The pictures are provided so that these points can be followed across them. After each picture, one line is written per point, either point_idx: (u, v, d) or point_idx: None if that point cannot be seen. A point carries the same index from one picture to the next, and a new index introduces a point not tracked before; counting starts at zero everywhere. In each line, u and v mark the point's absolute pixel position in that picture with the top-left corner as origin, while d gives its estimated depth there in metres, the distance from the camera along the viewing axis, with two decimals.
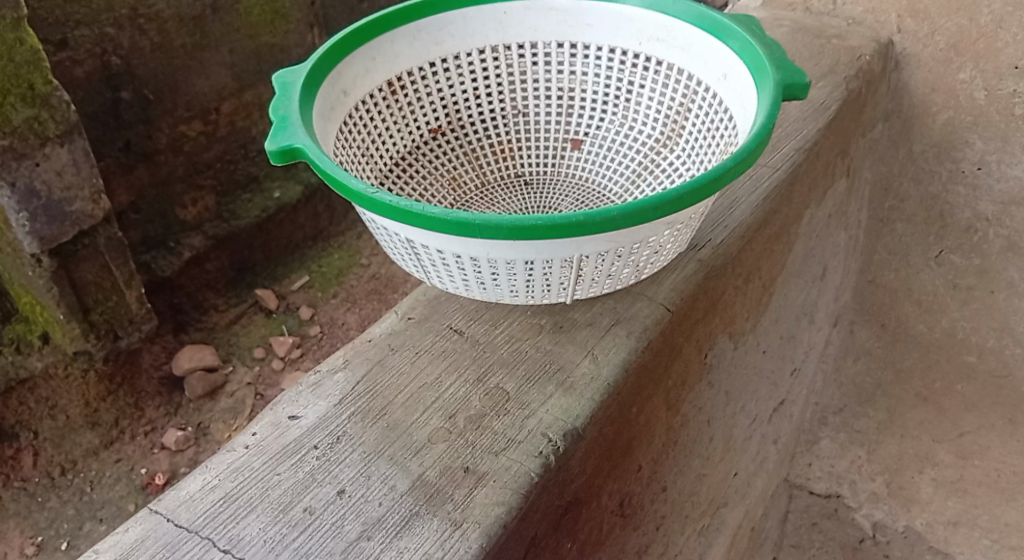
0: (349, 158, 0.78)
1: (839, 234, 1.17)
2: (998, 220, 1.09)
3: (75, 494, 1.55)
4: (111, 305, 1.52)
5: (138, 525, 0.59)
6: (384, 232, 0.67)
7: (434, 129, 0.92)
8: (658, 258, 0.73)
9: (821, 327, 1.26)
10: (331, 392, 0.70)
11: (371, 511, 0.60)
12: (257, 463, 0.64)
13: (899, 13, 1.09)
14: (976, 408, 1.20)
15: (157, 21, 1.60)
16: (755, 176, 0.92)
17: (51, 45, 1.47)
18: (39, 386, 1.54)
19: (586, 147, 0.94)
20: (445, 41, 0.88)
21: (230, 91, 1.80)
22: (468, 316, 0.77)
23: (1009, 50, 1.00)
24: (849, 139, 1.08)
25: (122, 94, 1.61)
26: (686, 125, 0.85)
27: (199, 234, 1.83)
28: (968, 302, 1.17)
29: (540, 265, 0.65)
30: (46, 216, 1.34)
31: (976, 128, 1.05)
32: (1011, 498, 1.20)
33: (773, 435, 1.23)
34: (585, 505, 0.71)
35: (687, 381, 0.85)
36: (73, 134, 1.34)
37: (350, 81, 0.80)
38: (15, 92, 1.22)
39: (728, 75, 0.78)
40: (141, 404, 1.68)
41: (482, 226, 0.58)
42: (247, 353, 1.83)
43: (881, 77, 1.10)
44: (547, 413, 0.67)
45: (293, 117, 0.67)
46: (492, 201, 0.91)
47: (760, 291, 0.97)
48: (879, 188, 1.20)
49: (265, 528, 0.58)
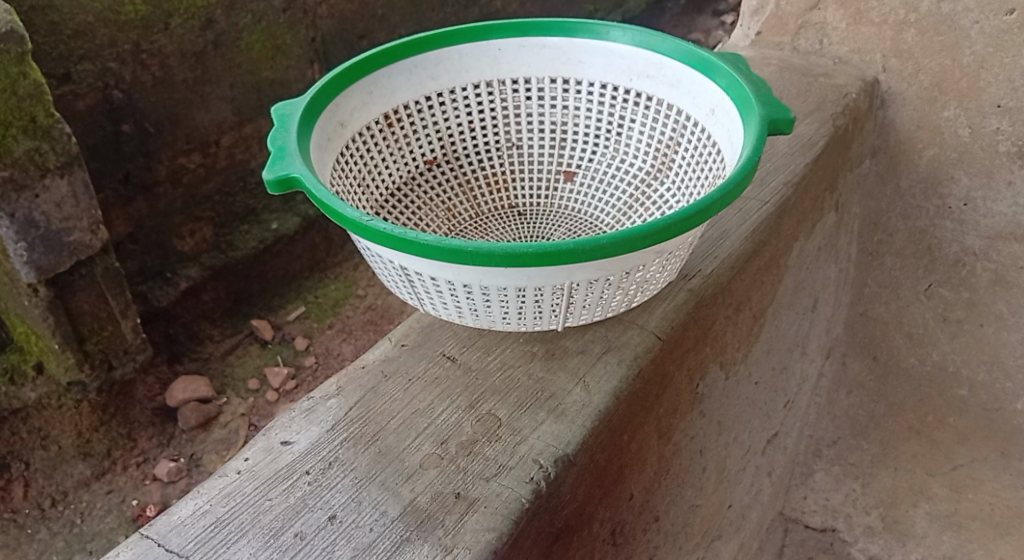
0: (345, 188, 0.80)
1: (830, 267, 1.19)
2: (986, 254, 1.11)
3: (64, 526, 1.53)
4: (106, 336, 1.53)
5: (129, 550, 0.59)
6: (379, 259, 0.68)
7: (429, 161, 0.94)
8: (648, 287, 0.74)
9: (813, 359, 1.27)
10: (324, 417, 0.70)
11: (362, 537, 0.60)
12: (248, 488, 0.64)
13: (883, 53, 1.12)
14: (968, 441, 1.20)
15: (159, 56, 1.63)
16: (745, 209, 0.94)
17: (54, 79, 1.49)
18: (32, 416, 1.53)
19: (579, 179, 0.95)
20: (441, 76, 0.90)
21: (230, 124, 1.83)
22: (461, 343, 0.78)
23: (991, 90, 1.02)
24: (837, 173, 1.11)
25: (123, 128, 1.64)
26: (675, 158, 0.87)
27: (196, 265, 1.84)
28: (958, 335, 1.18)
29: (532, 292, 0.66)
30: (45, 246, 1.35)
31: (962, 165, 1.08)
32: (1007, 532, 1.20)
33: (767, 467, 1.23)
34: (576, 532, 0.71)
35: (679, 409, 0.86)
36: (73, 165, 1.36)
37: (348, 114, 0.82)
38: (16, 124, 1.24)
39: (715, 110, 0.80)
40: (133, 434, 1.68)
41: (474, 254, 0.59)
42: (241, 384, 1.83)
43: (868, 115, 1.12)
44: (538, 439, 0.67)
45: (290, 147, 0.68)
46: (486, 231, 0.93)
47: (751, 321, 0.98)
48: (868, 222, 1.22)
49: (255, 554, 0.58)
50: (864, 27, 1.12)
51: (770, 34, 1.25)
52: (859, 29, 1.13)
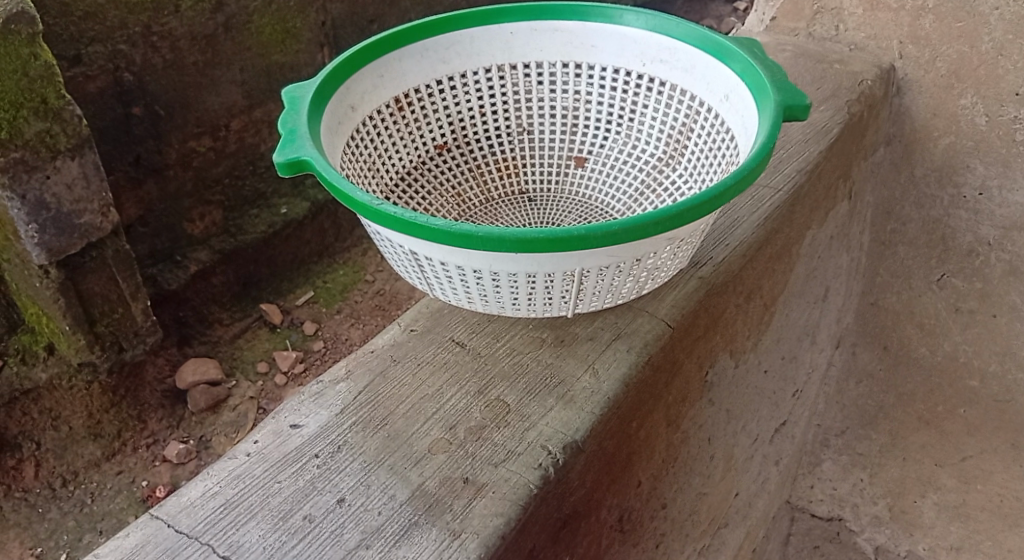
0: (355, 171, 0.80)
1: (841, 256, 1.18)
2: (1000, 244, 1.10)
3: (75, 506, 1.55)
4: (117, 318, 1.54)
5: (139, 530, 0.59)
6: (389, 244, 0.68)
7: (439, 145, 0.93)
8: (659, 274, 0.73)
9: (823, 348, 1.26)
10: (333, 401, 0.71)
11: (370, 520, 0.60)
12: (258, 471, 0.64)
13: (900, 40, 1.10)
14: (978, 432, 1.20)
15: (170, 39, 1.63)
16: (757, 196, 0.93)
17: (65, 61, 1.49)
18: (43, 397, 1.54)
19: (590, 165, 0.95)
20: (452, 60, 0.90)
21: (240, 108, 1.82)
22: (470, 328, 0.78)
23: (1010, 77, 1.00)
24: (851, 161, 1.09)
25: (133, 110, 1.63)
26: (688, 145, 0.86)
27: (206, 248, 1.85)
28: (970, 326, 1.17)
29: (542, 279, 0.66)
30: (56, 228, 1.35)
31: (977, 153, 1.06)
32: (1015, 524, 1.19)
33: (775, 456, 1.23)
34: (584, 518, 0.71)
35: (687, 398, 0.86)
36: (84, 147, 1.36)
37: (359, 97, 0.82)
38: (28, 106, 1.25)
39: (729, 96, 0.79)
40: (143, 416, 1.69)
41: (485, 239, 0.58)
42: (250, 367, 1.84)
43: (883, 102, 1.11)
44: (547, 425, 0.67)
45: (301, 130, 0.68)
46: (496, 216, 0.92)
47: (761, 310, 0.98)
48: (881, 211, 1.21)
49: (264, 535, 0.59)
50: (881, 13, 1.11)
51: (785, 20, 1.24)
52: (876, 14, 1.12)
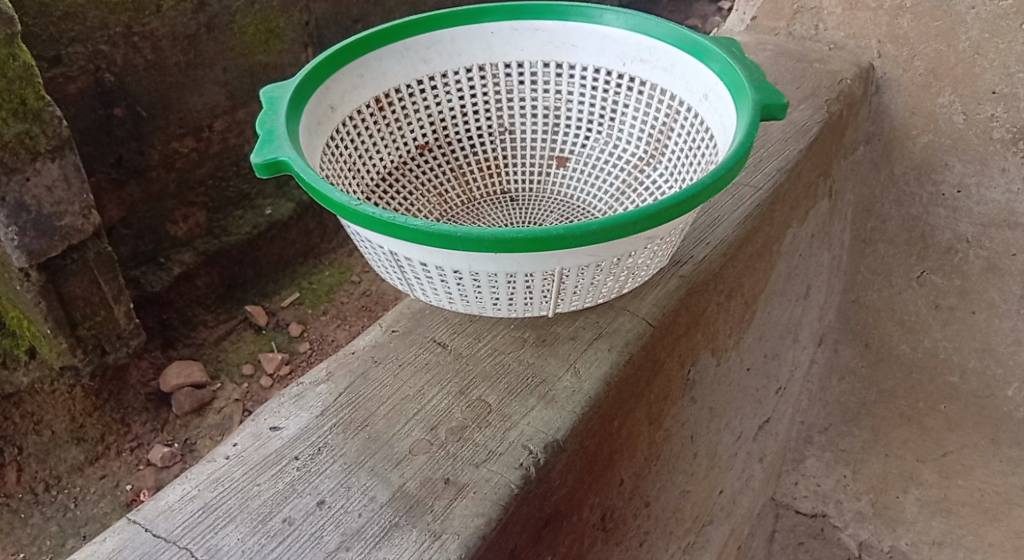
0: (334, 172, 0.79)
1: (822, 254, 1.19)
2: (978, 241, 1.11)
3: (58, 511, 1.54)
4: (99, 320, 1.52)
5: (116, 535, 0.59)
6: (368, 244, 0.68)
7: (421, 145, 0.93)
8: (639, 273, 0.73)
9: (805, 346, 1.27)
10: (313, 403, 0.70)
11: (351, 522, 0.60)
12: (237, 473, 0.64)
13: (879, 39, 1.11)
14: (959, 428, 1.21)
15: (152, 38, 1.62)
16: (738, 195, 0.93)
17: (45, 62, 1.47)
18: (25, 401, 1.52)
19: (571, 165, 0.95)
20: (433, 60, 0.90)
21: (224, 108, 1.81)
22: (451, 329, 0.78)
23: (986, 76, 1.02)
24: (831, 160, 1.10)
25: (114, 111, 1.62)
26: (668, 144, 0.87)
27: (190, 250, 1.84)
28: (950, 322, 1.18)
29: (522, 278, 0.66)
30: (36, 230, 1.33)
31: (955, 151, 1.07)
32: (995, 518, 1.20)
33: (758, 453, 1.24)
34: (565, 519, 0.71)
35: (669, 396, 0.86)
36: (65, 149, 1.34)
37: (338, 97, 0.82)
38: (7, 107, 1.23)
39: (708, 95, 0.79)
40: (127, 419, 1.68)
41: (463, 239, 0.58)
42: (235, 370, 1.83)
43: (862, 101, 1.12)
44: (528, 425, 0.67)
45: (279, 131, 0.68)
46: (478, 216, 0.92)
47: (743, 308, 0.98)
48: (862, 209, 1.22)
49: (242, 539, 0.58)
50: (860, 12, 1.12)
51: (765, 19, 1.24)
52: (856, 14, 1.12)
